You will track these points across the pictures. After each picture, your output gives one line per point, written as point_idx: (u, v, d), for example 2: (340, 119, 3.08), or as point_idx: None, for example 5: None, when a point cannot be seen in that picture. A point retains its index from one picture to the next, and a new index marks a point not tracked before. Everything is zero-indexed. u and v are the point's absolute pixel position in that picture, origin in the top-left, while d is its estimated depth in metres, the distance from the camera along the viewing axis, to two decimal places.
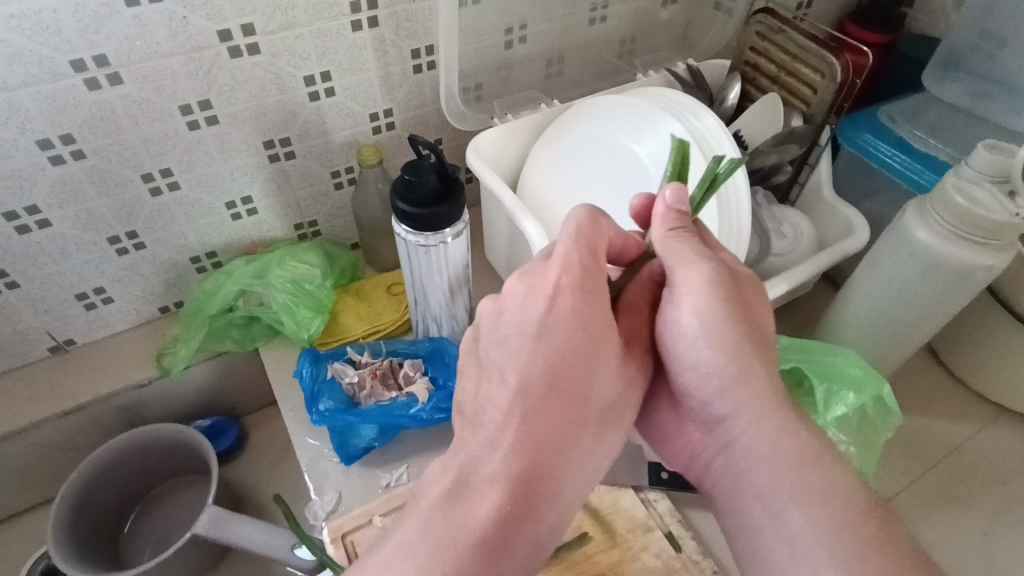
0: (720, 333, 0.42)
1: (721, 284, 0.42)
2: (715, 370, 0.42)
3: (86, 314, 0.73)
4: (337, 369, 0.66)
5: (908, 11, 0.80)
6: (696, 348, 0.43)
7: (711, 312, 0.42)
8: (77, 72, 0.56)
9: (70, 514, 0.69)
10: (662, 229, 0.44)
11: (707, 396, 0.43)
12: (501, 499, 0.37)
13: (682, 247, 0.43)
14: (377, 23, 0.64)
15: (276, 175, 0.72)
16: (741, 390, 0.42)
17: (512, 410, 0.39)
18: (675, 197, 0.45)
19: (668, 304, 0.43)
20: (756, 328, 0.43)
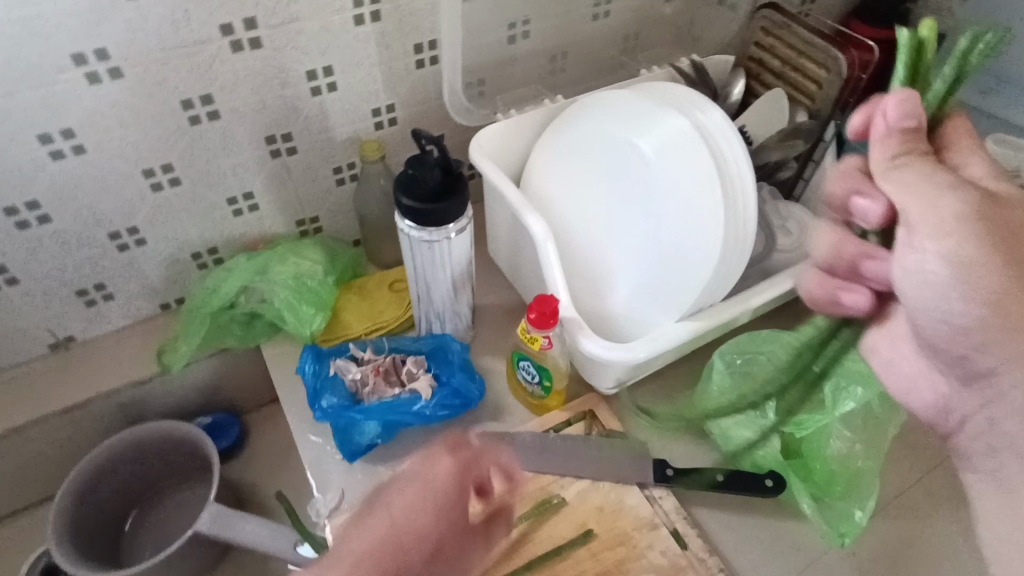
0: (985, 282, 0.41)
1: (969, 229, 0.40)
2: (974, 324, 0.42)
3: (87, 311, 0.73)
4: (339, 366, 0.66)
5: (912, 6, 0.80)
6: (956, 289, 0.41)
7: (978, 245, 0.40)
8: (78, 66, 0.55)
9: (71, 512, 0.68)
10: (886, 153, 0.41)
11: (971, 350, 0.43)
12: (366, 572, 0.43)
13: (931, 175, 0.40)
14: (380, 17, 0.64)
15: (278, 170, 0.71)
16: (1010, 344, 0.41)
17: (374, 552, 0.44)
18: (898, 110, 0.40)
19: (913, 236, 0.42)
20: (1015, 269, 0.41)
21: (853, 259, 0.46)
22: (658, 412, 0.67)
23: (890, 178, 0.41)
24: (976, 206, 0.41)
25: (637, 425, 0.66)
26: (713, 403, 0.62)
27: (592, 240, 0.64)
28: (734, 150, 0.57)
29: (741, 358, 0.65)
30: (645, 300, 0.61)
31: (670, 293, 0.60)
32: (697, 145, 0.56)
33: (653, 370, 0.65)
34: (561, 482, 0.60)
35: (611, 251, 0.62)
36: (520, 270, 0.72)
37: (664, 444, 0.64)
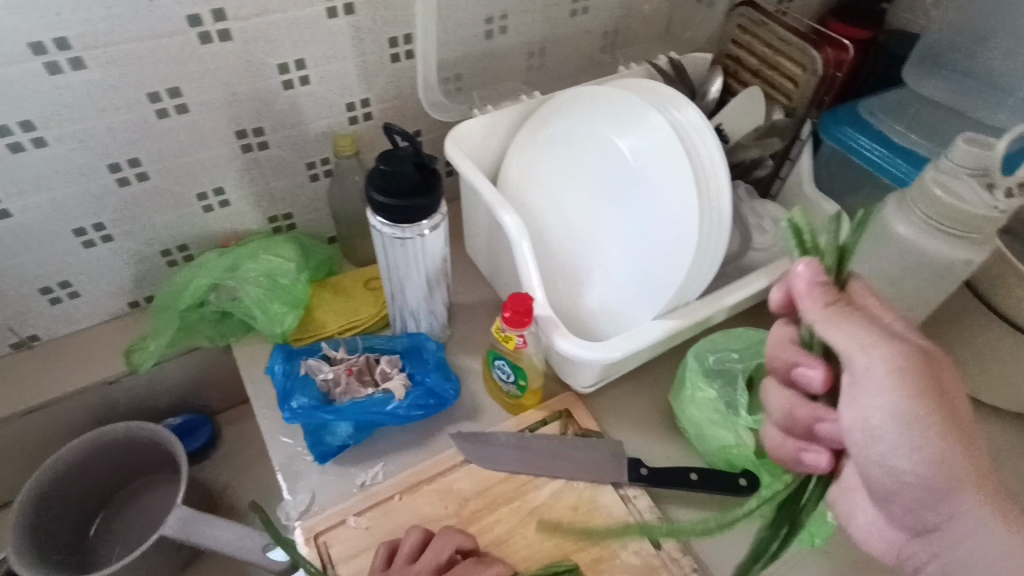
0: (928, 440, 0.38)
1: (913, 373, 0.38)
2: (921, 478, 0.38)
3: (51, 309, 0.71)
4: (311, 366, 0.65)
5: (889, 6, 0.80)
6: (902, 446, 0.38)
7: (915, 401, 0.38)
8: (37, 55, 0.53)
9: (33, 516, 0.66)
10: (815, 308, 0.40)
11: (915, 504, 0.40)
12: None
13: (864, 334, 0.39)
14: (353, 10, 0.63)
15: (250, 165, 0.70)
16: (964, 495, 0.37)
17: None
18: (809, 272, 0.41)
19: (852, 398, 0.40)
20: (957, 419, 0.39)
21: (808, 420, 0.43)
22: (634, 411, 0.66)
23: (832, 329, 0.40)
24: (910, 360, 0.38)
25: (612, 424, 0.65)
26: (688, 401, 0.61)
27: (571, 238, 0.63)
28: (710, 147, 0.57)
29: (714, 356, 0.63)
30: (623, 296, 0.61)
31: (650, 292, 0.59)
32: (674, 142, 0.55)
33: (633, 367, 0.64)
34: (535, 483, 0.59)
35: (591, 249, 0.62)
36: (496, 268, 0.71)
37: (639, 443, 0.64)
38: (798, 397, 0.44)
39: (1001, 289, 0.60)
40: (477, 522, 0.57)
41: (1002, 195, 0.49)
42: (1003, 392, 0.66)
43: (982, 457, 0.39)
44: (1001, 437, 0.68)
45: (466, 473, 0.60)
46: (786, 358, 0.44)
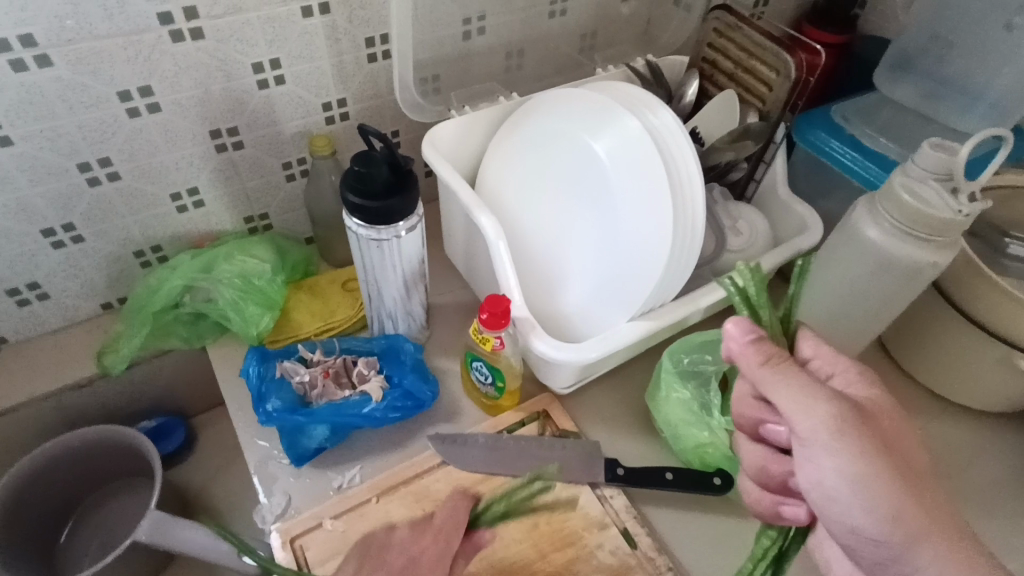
0: (884, 498, 0.39)
1: (854, 432, 0.39)
2: (882, 534, 0.39)
3: (20, 311, 0.69)
4: (286, 368, 0.64)
5: (862, 11, 0.81)
6: (856, 507, 0.39)
7: (864, 461, 0.39)
8: (2, 52, 0.52)
9: (1, 522, 0.65)
10: (755, 368, 0.42)
11: (880, 558, 0.40)
12: None
13: (806, 392, 0.41)
14: (329, 9, 0.62)
15: (224, 165, 0.69)
16: (920, 544, 0.38)
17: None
18: (741, 332, 0.43)
19: (804, 463, 0.41)
20: (904, 471, 0.40)
21: (781, 474, 0.47)
22: (611, 412, 0.67)
23: (773, 387, 0.41)
24: (850, 416, 0.40)
25: (589, 425, 0.66)
26: (663, 402, 0.62)
27: (549, 241, 0.63)
28: (685, 152, 0.57)
29: (688, 357, 0.63)
30: (598, 300, 0.61)
31: (625, 295, 0.59)
32: (648, 148, 0.56)
33: (609, 368, 0.65)
34: (512, 484, 0.60)
35: (567, 252, 0.62)
36: (475, 269, 0.71)
37: (616, 444, 0.65)
38: (770, 452, 0.48)
39: (966, 291, 0.61)
40: None
41: (965, 200, 0.50)
42: (968, 390, 0.68)
43: (933, 502, 0.40)
44: (966, 434, 0.70)
45: (444, 475, 0.60)
46: (752, 417, 0.47)
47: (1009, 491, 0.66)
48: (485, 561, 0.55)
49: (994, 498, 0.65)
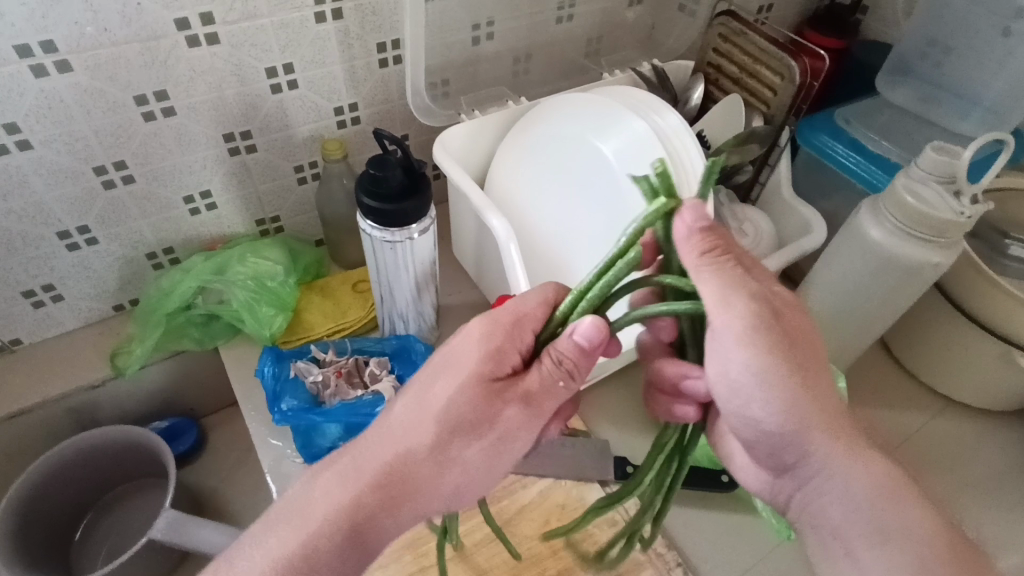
0: (787, 395, 0.39)
1: (760, 329, 0.38)
2: (782, 428, 0.40)
3: (34, 313, 0.70)
4: (300, 368, 0.65)
5: (862, 17, 0.83)
6: (759, 397, 0.40)
7: (769, 356, 0.39)
8: (22, 58, 0.53)
9: (17, 521, 0.66)
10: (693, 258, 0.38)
11: (774, 447, 0.43)
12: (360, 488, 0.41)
13: (730, 290, 0.38)
14: (341, 15, 0.63)
15: (237, 168, 0.70)
16: (812, 438, 0.40)
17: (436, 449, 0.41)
18: (693, 216, 0.38)
19: (711, 354, 0.40)
20: (808, 364, 0.40)
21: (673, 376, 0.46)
22: (619, 410, 0.68)
23: (700, 280, 0.38)
24: (759, 313, 0.38)
25: (598, 424, 0.67)
26: None
27: (556, 242, 0.64)
28: (691, 153, 0.58)
29: None
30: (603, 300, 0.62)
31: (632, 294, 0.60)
32: (655, 148, 0.57)
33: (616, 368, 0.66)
34: (524, 482, 0.61)
35: (574, 252, 0.63)
36: (484, 270, 0.72)
37: (625, 441, 0.66)
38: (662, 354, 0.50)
39: (965, 289, 0.62)
40: (466, 522, 0.58)
41: (967, 202, 0.51)
42: (970, 388, 0.69)
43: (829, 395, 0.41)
44: (968, 430, 0.71)
45: None
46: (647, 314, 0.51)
47: (1010, 486, 0.67)
48: (498, 557, 0.56)
49: (996, 492, 0.67)
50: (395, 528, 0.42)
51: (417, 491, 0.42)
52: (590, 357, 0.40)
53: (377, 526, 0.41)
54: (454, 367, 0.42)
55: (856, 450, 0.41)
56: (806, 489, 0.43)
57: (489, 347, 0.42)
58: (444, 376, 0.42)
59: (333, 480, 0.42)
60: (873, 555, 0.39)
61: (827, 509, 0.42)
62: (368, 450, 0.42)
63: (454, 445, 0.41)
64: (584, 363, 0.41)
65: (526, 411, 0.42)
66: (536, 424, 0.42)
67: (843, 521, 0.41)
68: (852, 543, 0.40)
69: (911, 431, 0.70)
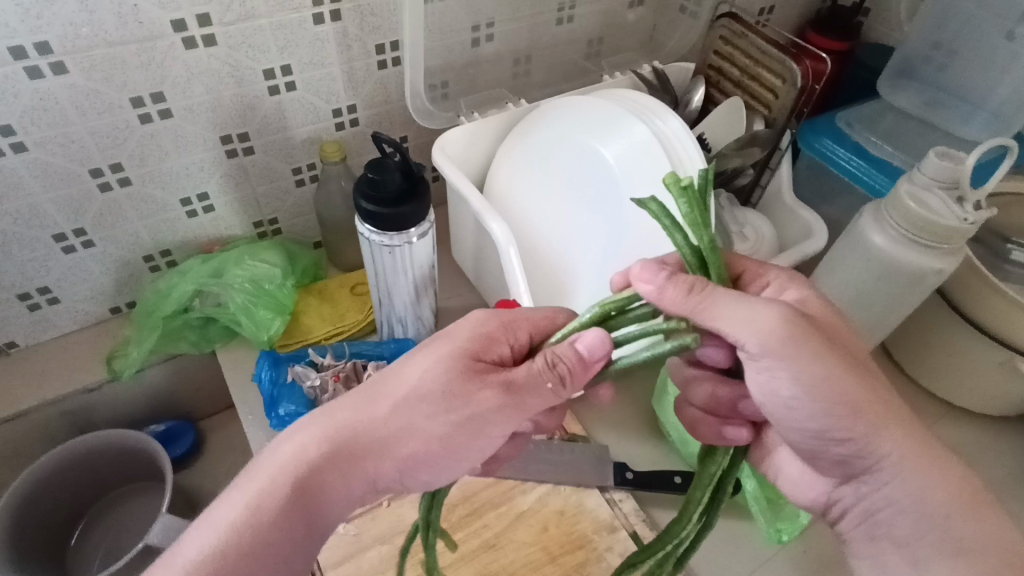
0: (842, 391, 0.37)
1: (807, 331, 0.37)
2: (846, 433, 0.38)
3: (29, 315, 0.70)
4: (297, 372, 0.64)
5: (865, 19, 0.82)
6: (814, 399, 0.37)
7: (816, 359, 0.37)
8: (17, 59, 0.53)
9: (13, 527, 0.65)
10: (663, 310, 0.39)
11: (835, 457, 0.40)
12: (321, 437, 0.41)
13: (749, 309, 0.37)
14: (340, 16, 0.63)
15: (235, 171, 0.70)
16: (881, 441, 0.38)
17: (407, 418, 0.40)
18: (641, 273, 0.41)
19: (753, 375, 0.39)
20: (853, 366, 0.38)
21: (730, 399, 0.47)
22: (618, 416, 0.68)
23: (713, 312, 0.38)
24: (788, 318, 0.37)
25: (598, 429, 0.67)
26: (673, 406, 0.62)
27: (554, 245, 0.64)
28: (692, 157, 0.58)
29: None
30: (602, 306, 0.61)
31: None
32: (655, 151, 0.57)
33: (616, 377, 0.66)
34: (523, 487, 0.60)
35: (574, 252, 0.62)
36: (484, 274, 0.72)
37: (624, 447, 0.65)
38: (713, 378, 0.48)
39: (969, 295, 0.62)
40: (465, 527, 0.58)
41: (971, 208, 0.51)
42: (972, 394, 0.69)
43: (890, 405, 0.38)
44: (971, 437, 0.70)
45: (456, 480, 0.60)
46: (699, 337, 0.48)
47: (1010, 493, 0.66)
48: (497, 563, 0.56)
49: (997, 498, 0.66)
50: (347, 498, 0.41)
51: (374, 457, 0.41)
52: (586, 370, 0.40)
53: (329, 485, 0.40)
54: (443, 342, 0.43)
55: (932, 460, 0.38)
56: (869, 501, 0.40)
57: (481, 331, 0.43)
58: (426, 354, 0.43)
59: (299, 433, 0.41)
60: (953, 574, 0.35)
61: (894, 522, 0.39)
62: (340, 410, 0.42)
63: (422, 412, 0.40)
64: (580, 377, 0.40)
65: (505, 396, 0.40)
66: (511, 418, 0.40)
67: (911, 534, 0.38)
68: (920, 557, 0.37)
69: None
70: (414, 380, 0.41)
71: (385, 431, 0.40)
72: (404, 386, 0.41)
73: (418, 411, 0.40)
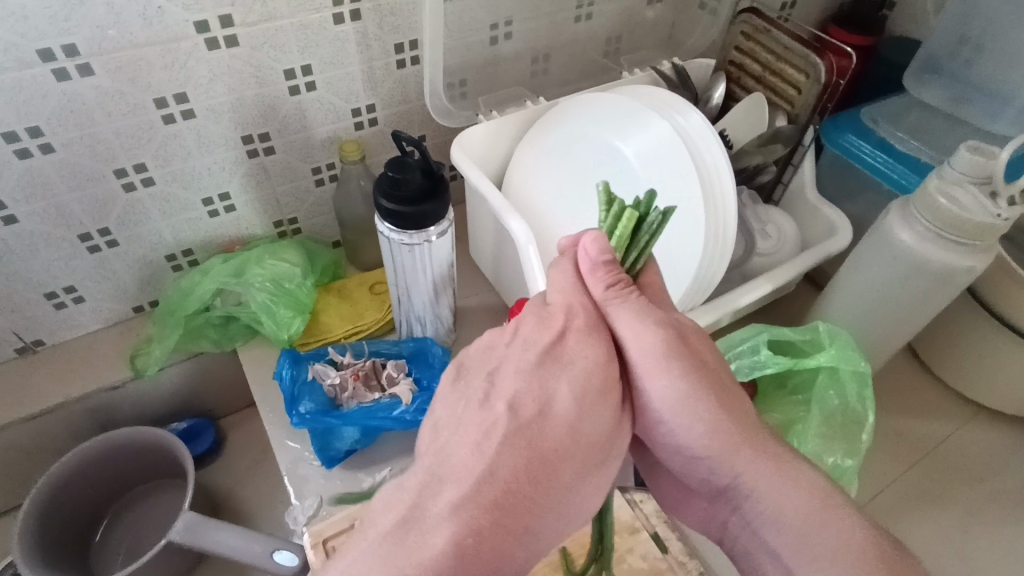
0: (676, 400, 0.40)
1: (677, 345, 0.41)
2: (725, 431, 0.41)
3: (56, 313, 0.71)
4: (317, 370, 0.65)
5: (889, 13, 0.81)
6: (669, 407, 0.41)
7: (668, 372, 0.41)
8: (45, 61, 0.53)
9: (39, 521, 0.66)
10: (601, 286, 0.43)
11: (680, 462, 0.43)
12: (474, 517, 0.34)
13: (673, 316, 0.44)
14: (360, 15, 0.63)
15: (255, 170, 0.70)
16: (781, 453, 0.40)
17: (556, 460, 0.37)
18: (595, 244, 0.44)
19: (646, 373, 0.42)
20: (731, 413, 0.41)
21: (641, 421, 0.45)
22: None
23: (615, 312, 0.42)
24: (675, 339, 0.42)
25: None
26: None
27: None
28: (716, 155, 0.57)
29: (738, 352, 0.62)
30: None
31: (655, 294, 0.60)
32: (679, 150, 0.56)
33: None
34: None
35: None
36: (502, 273, 0.72)
37: None
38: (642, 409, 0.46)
39: (999, 294, 0.60)
40: None
41: (1004, 203, 0.49)
42: (1001, 395, 0.67)
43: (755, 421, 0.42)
44: (1000, 438, 0.69)
45: None
46: None
47: None
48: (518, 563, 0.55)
49: None
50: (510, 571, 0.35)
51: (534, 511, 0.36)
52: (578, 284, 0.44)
53: (509, 539, 0.35)
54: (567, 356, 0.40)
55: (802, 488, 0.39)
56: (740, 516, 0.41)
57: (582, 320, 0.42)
58: (531, 363, 0.40)
59: (445, 489, 0.36)
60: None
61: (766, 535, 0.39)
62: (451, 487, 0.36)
63: (576, 449, 0.38)
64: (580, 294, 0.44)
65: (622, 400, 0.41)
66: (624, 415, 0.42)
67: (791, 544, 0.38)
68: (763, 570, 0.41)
69: (938, 441, 0.68)
70: (568, 408, 0.38)
71: (544, 482, 0.36)
72: (543, 419, 0.38)
73: (568, 444, 0.37)
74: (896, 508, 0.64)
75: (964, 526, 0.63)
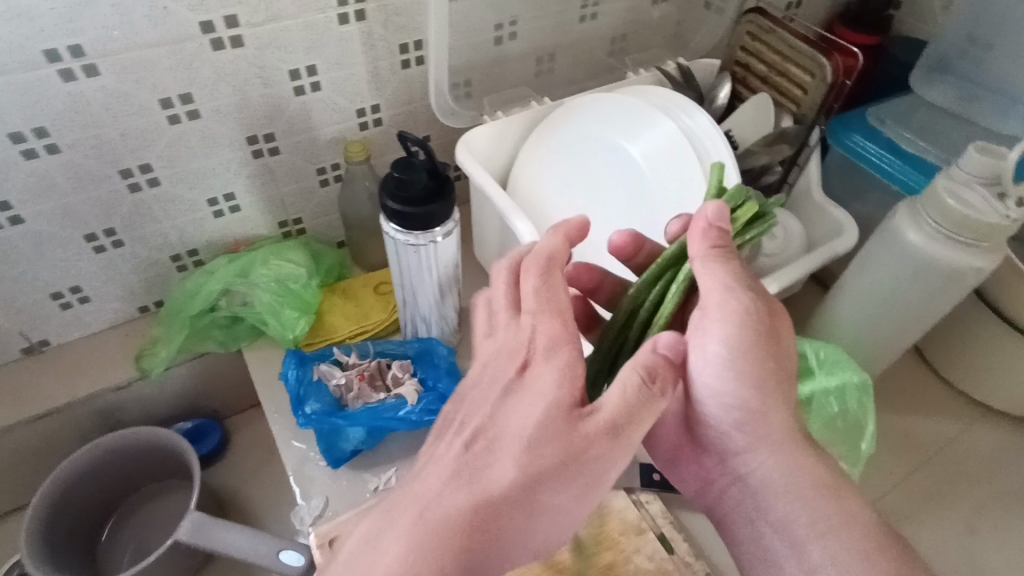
0: (741, 356, 0.41)
1: (760, 309, 0.42)
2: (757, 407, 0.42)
3: (62, 314, 0.71)
4: (323, 371, 0.65)
5: (896, 12, 0.80)
6: (732, 361, 0.41)
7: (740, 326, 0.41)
8: (52, 62, 0.54)
9: (46, 521, 0.67)
10: (701, 245, 0.43)
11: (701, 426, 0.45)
12: (416, 545, 0.34)
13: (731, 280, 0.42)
14: (366, 16, 0.63)
15: (261, 171, 0.70)
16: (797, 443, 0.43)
17: (517, 485, 0.36)
18: (716, 212, 0.43)
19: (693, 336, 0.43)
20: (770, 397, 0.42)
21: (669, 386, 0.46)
22: None
23: (703, 268, 0.43)
24: (759, 315, 0.42)
25: None
26: None
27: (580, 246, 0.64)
28: (722, 155, 0.57)
29: None
30: None
31: None
32: (685, 151, 0.56)
33: None
34: None
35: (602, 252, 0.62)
36: None
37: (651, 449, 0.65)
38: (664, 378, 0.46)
39: (1006, 294, 0.60)
40: None
41: (1013, 204, 0.49)
42: (1009, 395, 0.67)
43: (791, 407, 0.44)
44: (1008, 439, 0.69)
45: None
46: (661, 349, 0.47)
47: None
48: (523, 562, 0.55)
49: None
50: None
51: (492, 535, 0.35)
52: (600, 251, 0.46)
53: (462, 565, 0.34)
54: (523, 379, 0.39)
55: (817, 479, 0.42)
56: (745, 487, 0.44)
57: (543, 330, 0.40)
58: (491, 387, 0.40)
59: (394, 509, 0.36)
60: (815, 546, 0.40)
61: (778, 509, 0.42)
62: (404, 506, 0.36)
63: (540, 475, 0.36)
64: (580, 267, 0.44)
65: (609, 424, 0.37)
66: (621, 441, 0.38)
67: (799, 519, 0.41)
68: (795, 537, 0.41)
69: (945, 442, 0.68)
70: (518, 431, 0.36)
71: (502, 509, 0.35)
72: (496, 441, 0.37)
73: (527, 469, 0.36)
74: (903, 509, 0.64)
75: (970, 528, 0.63)
